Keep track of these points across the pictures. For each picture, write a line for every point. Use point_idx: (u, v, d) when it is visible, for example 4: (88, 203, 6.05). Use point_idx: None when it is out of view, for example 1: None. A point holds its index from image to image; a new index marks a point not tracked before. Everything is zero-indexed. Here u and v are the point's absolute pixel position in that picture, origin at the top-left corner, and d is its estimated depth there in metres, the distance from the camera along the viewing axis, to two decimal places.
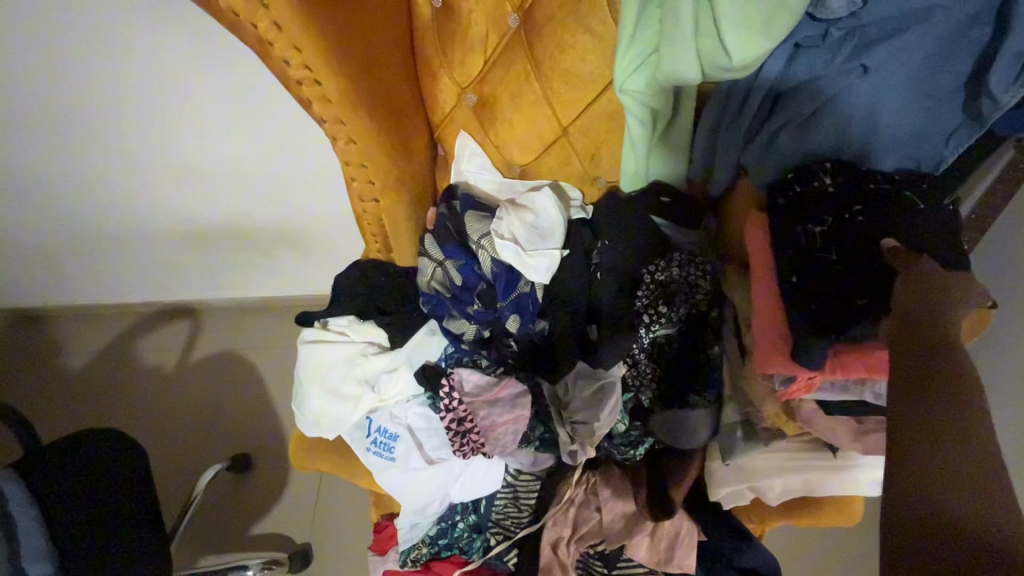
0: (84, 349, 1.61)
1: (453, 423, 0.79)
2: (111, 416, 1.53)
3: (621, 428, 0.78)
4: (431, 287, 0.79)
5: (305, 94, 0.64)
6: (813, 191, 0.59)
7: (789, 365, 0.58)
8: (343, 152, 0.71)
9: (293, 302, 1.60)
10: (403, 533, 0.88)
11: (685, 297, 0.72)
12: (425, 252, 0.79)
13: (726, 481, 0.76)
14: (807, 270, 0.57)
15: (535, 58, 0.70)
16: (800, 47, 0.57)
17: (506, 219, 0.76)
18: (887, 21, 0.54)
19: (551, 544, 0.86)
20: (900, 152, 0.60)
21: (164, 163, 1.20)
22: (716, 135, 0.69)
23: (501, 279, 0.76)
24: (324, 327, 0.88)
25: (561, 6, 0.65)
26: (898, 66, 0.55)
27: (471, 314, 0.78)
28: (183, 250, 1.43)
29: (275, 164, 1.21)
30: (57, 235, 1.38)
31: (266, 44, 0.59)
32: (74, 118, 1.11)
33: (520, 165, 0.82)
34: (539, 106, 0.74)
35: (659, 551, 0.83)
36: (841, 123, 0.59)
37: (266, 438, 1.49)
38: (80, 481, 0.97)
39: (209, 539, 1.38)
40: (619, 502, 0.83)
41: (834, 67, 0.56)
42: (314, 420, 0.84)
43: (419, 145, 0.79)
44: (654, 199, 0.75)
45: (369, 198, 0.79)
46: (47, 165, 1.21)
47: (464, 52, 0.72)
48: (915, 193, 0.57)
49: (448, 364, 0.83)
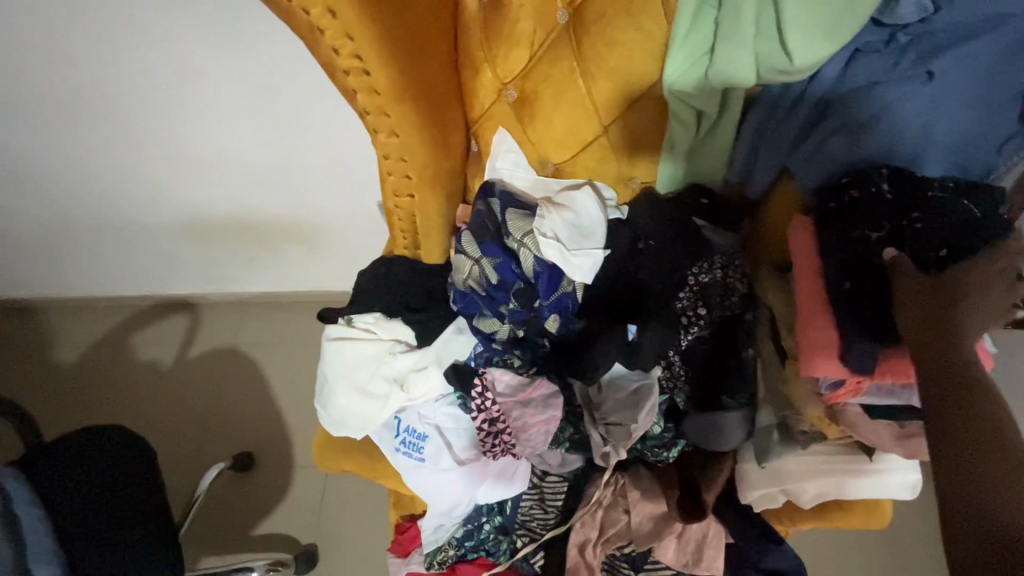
0: (79, 342, 1.56)
1: (485, 424, 0.78)
2: (106, 413, 1.48)
3: (655, 431, 0.78)
4: (466, 285, 0.77)
5: (351, 85, 0.63)
6: (869, 197, 0.59)
7: (837, 366, 0.58)
8: (384, 145, 0.70)
9: (297, 297, 1.56)
10: (427, 534, 0.89)
11: (724, 298, 0.73)
12: (461, 248, 0.76)
13: (759, 482, 0.76)
14: (861, 276, 0.58)
15: (582, 56, 0.69)
16: (859, 52, 0.60)
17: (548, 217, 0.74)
18: (954, 29, 0.56)
19: (579, 546, 0.85)
20: (950, 158, 0.61)
21: (173, 150, 1.16)
22: (761, 136, 0.69)
23: (542, 279, 0.74)
24: (350, 324, 0.83)
25: (613, 3, 0.65)
26: (963, 74, 0.56)
27: (505, 313, 0.76)
28: (187, 241, 1.39)
29: (289, 155, 1.17)
30: (56, 222, 1.34)
31: (316, 32, 0.59)
32: (82, 100, 1.07)
33: (554, 163, 0.80)
34: (582, 104, 0.73)
35: (686, 553, 0.83)
36: (900, 127, 0.59)
37: (268, 436, 1.43)
38: (85, 479, 0.92)
39: (210, 540, 1.33)
40: (648, 504, 0.82)
41: (901, 71, 0.58)
42: (341, 420, 0.82)
43: (456, 141, 0.77)
44: (695, 200, 0.76)
45: (404, 193, 0.78)
46: (51, 148, 1.17)
47: (509, 47, 0.70)
48: (972, 202, 0.56)
49: (477, 363, 0.80)
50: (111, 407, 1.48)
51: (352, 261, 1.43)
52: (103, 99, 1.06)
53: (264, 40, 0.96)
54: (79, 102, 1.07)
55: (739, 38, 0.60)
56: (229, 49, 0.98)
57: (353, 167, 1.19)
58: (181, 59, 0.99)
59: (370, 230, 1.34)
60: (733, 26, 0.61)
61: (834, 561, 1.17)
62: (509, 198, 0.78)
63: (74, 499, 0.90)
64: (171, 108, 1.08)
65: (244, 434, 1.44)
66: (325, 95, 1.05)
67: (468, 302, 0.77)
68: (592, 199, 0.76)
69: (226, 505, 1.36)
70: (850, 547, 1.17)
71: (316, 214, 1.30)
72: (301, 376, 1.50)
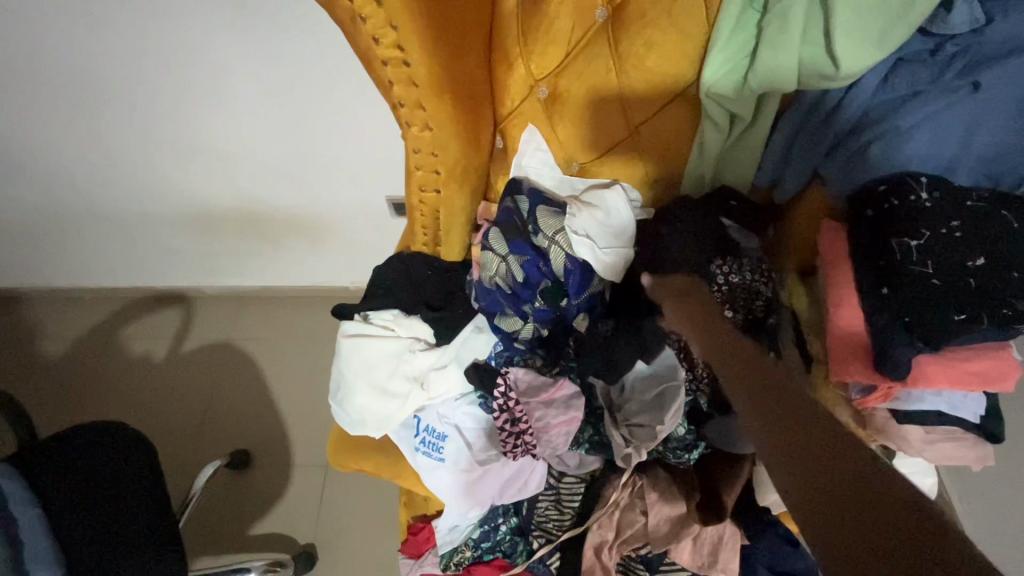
0: (65, 335, 1.50)
1: (506, 424, 0.74)
2: (94, 408, 1.42)
3: (679, 432, 0.76)
4: (491, 282, 0.75)
5: (389, 76, 0.63)
6: (908, 205, 0.59)
7: (869, 373, 0.62)
8: (415, 138, 0.70)
9: (297, 292, 1.53)
10: (442, 536, 0.88)
11: (753, 302, 0.70)
12: (488, 245, 0.75)
13: (778, 485, 0.77)
14: (900, 285, 0.58)
15: (619, 54, 0.70)
16: (904, 60, 0.64)
17: (578, 217, 0.74)
18: (1001, 46, 0.60)
19: (595, 548, 0.83)
20: (979, 170, 0.63)
21: (177, 138, 1.12)
22: (795, 141, 0.70)
23: (573, 278, 0.74)
24: (366, 321, 0.81)
25: (654, 3, 0.66)
26: (1006, 87, 0.60)
27: (529, 312, 0.76)
28: (185, 232, 1.35)
29: (298, 144, 1.14)
30: (46, 209, 1.29)
31: (358, 20, 0.59)
32: (83, 83, 1.03)
33: (580, 162, 0.79)
34: (613, 105, 0.73)
35: (702, 556, 0.82)
36: (941, 134, 0.61)
37: (265, 433, 1.39)
38: (81, 477, 0.87)
39: (205, 539, 1.29)
40: (665, 506, 0.82)
41: (945, 81, 0.61)
42: (359, 419, 0.81)
43: (484, 137, 0.76)
44: (724, 201, 0.74)
45: (430, 188, 0.76)
46: (46, 131, 1.12)
47: (546, 43, 0.70)
48: (1008, 212, 0.58)
49: (497, 362, 0.79)
50: (100, 401, 1.43)
51: (356, 256, 1.41)
52: (105, 81, 1.02)
53: (283, 29, 0.94)
54: (80, 84, 1.03)
55: (785, 42, 0.61)
56: (245, 35, 0.95)
57: (364, 161, 1.17)
58: (192, 43, 0.96)
59: (377, 226, 1.32)
60: (779, 29, 0.62)
61: None
62: (535, 196, 0.77)
63: (73, 500, 0.86)
64: (178, 94, 1.04)
65: (240, 431, 1.40)
66: (341, 86, 1.03)
67: (491, 300, 0.76)
68: (621, 197, 0.76)
69: (222, 504, 1.32)
70: None
71: (322, 208, 1.28)
72: (301, 373, 1.46)
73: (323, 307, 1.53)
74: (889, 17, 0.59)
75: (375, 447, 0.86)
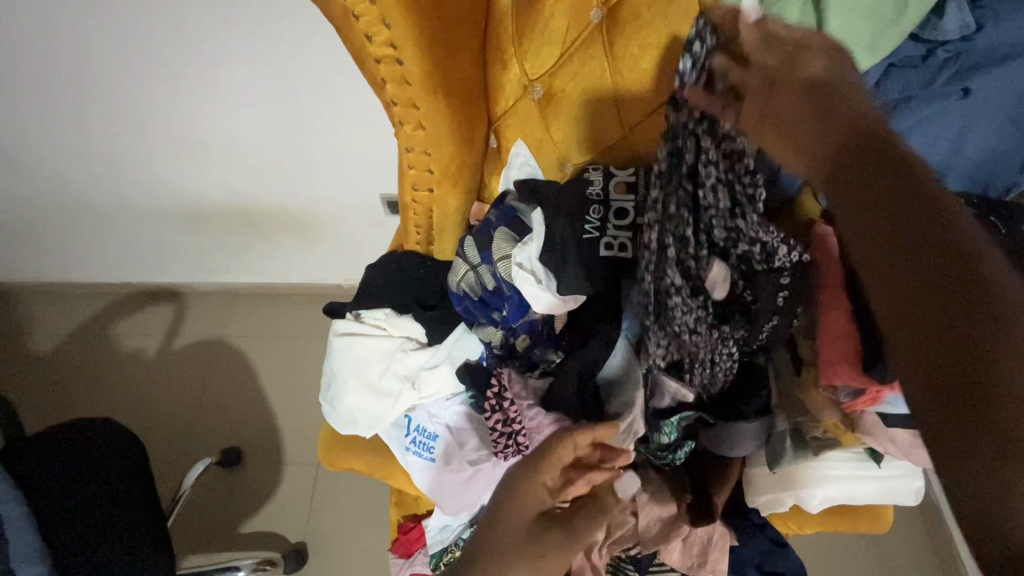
0: (55, 330, 1.49)
1: (498, 425, 0.74)
2: (84, 404, 1.41)
3: (663, 440, 0.74)
4: (461, 288, 0.75)
5: (381, 74, 0.64)
6: None
7: (855, 377, 0.60)
8: (407, 137, 0.70)
9: (289, 291, 1.52)
10: (432, 534, 0.90)
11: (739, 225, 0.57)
12: (462, 252, 0.76)
13: (766, 488, 0.77)
14: None
15: (613, 56, 0.69)
16: (895, 65, 0.64)
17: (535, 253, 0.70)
18: (990, 53, 0.61)
19: (585, 549, 0.83)
20: (969, 175, 0.65)
21: (170, 133, 1.12)
22: None
23: (512, 303, 0.72)
24: (358, 319, 0.81)
25: (649, 5, 0.64)
26: (996, 93, 0.61)
27: (499, 320, 0.74)
28: (176, 228, 1.34)
29: (290, 141, 1.13)
30: (37, 204, 1.28)
31: (351, 17, 0.59)
32: (72, 74, 1.01)
33: (572, 163, 0.78)
34: (606, 107, 0.72)
35: (691, 556, 0.82)
36: (931, 141, 0.63)
37: (256, 431, 1.39)
38: (70, 475, 0.86)
39: (195, 537, 1.28)
40: (655, 507, 0.82)
41: (935, 87, 0.62)
42: (349, 417, 0.81)
43: (479, 135, 0.77)
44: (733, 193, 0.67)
45: (423, 187, 0.76)
46: (36, 125, 1.11)
47: (542, 42, 0.71)
48: (998, 217, 0.59)
49: (489, 363, 0.77)
50: (91, 397, 1.42)
51: (348, 254, 1.40)
52: (98, 75, 1.01)
53: (278, 24, 0.93)
54: (72, 78, 1.02)
55: None
56: (240, 31, 0.94)
57: (359, 157, 1.17)
58: (187, 38, 0.95)
59: (371, 223, 1.31)
60: None
61: (824, 564, 1.19)
62: (514, 208, 0.76)
63: (64, 499, 0.85)
64: (172, 89, 1.03)
65: (232, 428, 1.39)
66: (336, 83, 1.02)
67: (465, 308, 0.76)
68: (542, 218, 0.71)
69: (213, 502, 1.32)
70: (839, 550, 1.20)
71: (316, 205, 1.27)
72: (293, 371, 1.46)
73: (316, 304, 1.53)
74: (882, 23, 0.59)
75: (367, 446, 0.86)
